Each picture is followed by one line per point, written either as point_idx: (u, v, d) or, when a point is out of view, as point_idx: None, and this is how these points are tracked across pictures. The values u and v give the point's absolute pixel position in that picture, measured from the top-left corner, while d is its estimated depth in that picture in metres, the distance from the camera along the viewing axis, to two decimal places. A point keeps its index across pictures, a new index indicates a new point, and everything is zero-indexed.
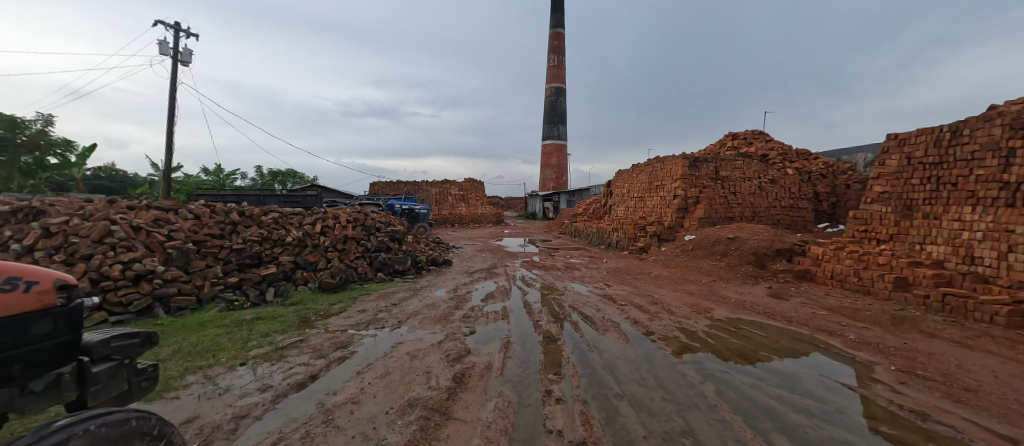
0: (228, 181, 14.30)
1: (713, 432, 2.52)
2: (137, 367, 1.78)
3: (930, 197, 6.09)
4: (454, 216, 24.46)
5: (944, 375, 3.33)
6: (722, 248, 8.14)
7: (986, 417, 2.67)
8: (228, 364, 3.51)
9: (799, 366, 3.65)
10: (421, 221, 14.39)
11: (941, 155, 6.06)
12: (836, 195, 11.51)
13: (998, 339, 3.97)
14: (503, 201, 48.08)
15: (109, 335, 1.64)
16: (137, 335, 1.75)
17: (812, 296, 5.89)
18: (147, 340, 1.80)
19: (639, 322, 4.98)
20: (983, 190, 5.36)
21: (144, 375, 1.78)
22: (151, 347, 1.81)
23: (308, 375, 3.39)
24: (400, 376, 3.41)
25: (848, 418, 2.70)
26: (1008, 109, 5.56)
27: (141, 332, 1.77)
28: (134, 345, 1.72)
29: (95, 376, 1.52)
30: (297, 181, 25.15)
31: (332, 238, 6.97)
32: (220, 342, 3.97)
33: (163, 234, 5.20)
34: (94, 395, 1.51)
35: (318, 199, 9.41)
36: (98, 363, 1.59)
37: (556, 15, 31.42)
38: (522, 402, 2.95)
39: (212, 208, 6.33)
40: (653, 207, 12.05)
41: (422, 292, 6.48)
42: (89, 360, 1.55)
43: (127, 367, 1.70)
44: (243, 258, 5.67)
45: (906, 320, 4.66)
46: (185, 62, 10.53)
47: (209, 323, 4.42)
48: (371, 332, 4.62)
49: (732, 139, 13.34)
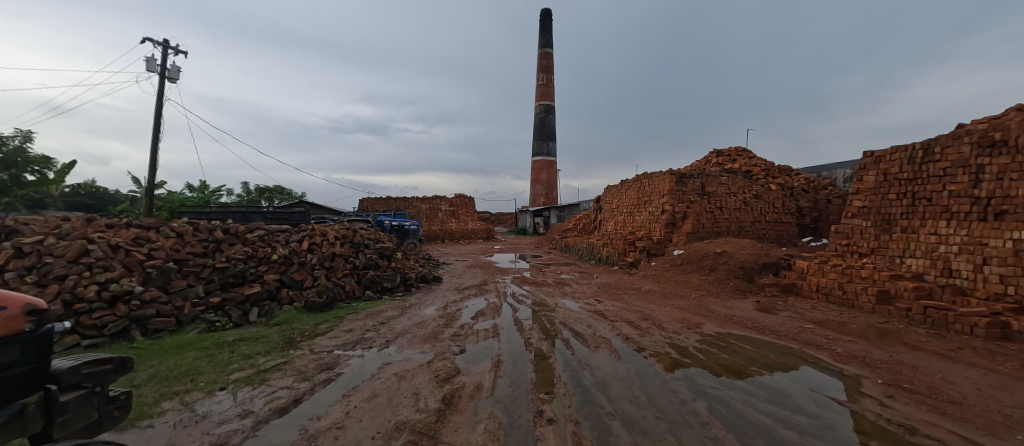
0: (214, 197, 13.98)
1: None
2: (109, 394, 1.70)
3: (907, 212, 6.28)
4: (443, 231, 24.30)
5: (929, 388, 3.38)
6: (711, 262, 8.21)
7: (971, 430, 2.70)
8: (207, 389, 3.37)
9: (788, 381, 3.66)
10: (411, 237, 14.30)
11: (915, 171, 6.27)
12: (818, 210, 11.83)
13: (978, 351, 4.05)
14: (494, 217, 48.10)
15: (80, 361, 1.57)
16: (109, 361, 1.69)
17: (800, 310, 5.95)
18: (120, 366, 1.74)
19: (631, 338, 4.96)
20: (956, 205, 5.56)
21: (116, 403, 1.71)
22: (123, 372, 1.75)
23: (291, 399, 3.28)
24: (387, 399, 3.31)
25: (839, 433, 2.70)
26: (975, 128, 5.82)
27: (115, 358, 1.71)
28: (106, 371, 1.66)
29: (62, 405, 1.43)
30: (284, 198, 24.80)
31: (319, 255, 6.85)
32: (200, 365, 3.82)
33: (143, 253, 5.06)
34: (61, 426, 1.42)
35: (306, 215, 9.24)
36: (68, 392, 1.51)
37: (544, 36, 32.18)
38: (513, 424, 2.89)
39: (195, 226, 6.20)
40: (643, 222, 12.18)
41: (411, 310, 6.36)
42: (57, 389, 1.46)
43: (99, 395, 1.63)
44: (225, 277, 5.52)
45: (890, 333, 4.74)
46: (173, 79, 10.42)
47: (188, 345, 4.26)
48: (359, 352, 4.52)
49: (716, 156, 13.71)
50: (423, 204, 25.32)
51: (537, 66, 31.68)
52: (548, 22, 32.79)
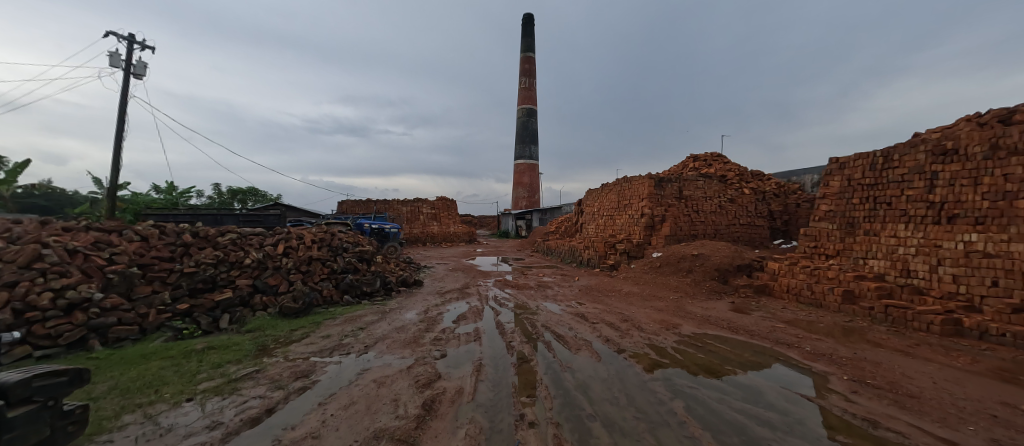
0: (182, 199, 13.38)
1: None
2: (63, 408, 1.61)
3: (869, 215, 6.60)
4: (424, 235, 24.04)
5: (890, 383, 3.55)
6: (688, 264, 8.41)
7: (929, 422, 2.86)
8: (173, 400, 3.21)
9: (761, 379, 3.78)
10: (391, 240, 14.08)
11: (876, 177, 6.60)
12: (788, 213, 12.33)
13: (934, 347, 4.30)
14: (476, 219, 47.94)
15: (32, 374, 1.48)
16: (63, 373, 1.61)
17: (771, 309, 6.18)
18: (77, 378, 1.65)
19: (611, 340, 5.02)
20: (913, 209, 5.90)
21: (71, 417, 1.62)
22: (80, 385, 1.66)
23: (264, 408, 3.16)
24: (365, 406, 3.23)
25: (808, 429, 2.80)
26: (929, 136, 6.19)
27: (70, 370, 1.63)
28: (60, 384, 1.57)
29: (11, 420, 1.32)
30: (258, 200, 24.06)
31: (295, 259, 6.65)
32: (165, 375, 3.64)
33: (104, 258, 4.78)
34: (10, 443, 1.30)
35: (282, 218, 8.96)
36: (18, 407, 1.42)
37: (526, 40, 32.42)
38: (494, 428, 2.87)
39: (161, 229, 5.92)
40: (622, 225, 12.39)
41: (391, 314, 6.25)
42: (5, 404, 1.36)
43: (52, 409, 1.55)
44: (194, 282, 5.29)
45: (855, 331, 4.97)
46: (140, 75, 9.96)
47: (153, 355, 4.05)
48: (336, 359, 4.41)
49: (693, 161, 14.11)
50: (404, 207, 24.95)
51: (520, 70, 31.89)
52: (531, 26, 33.07)
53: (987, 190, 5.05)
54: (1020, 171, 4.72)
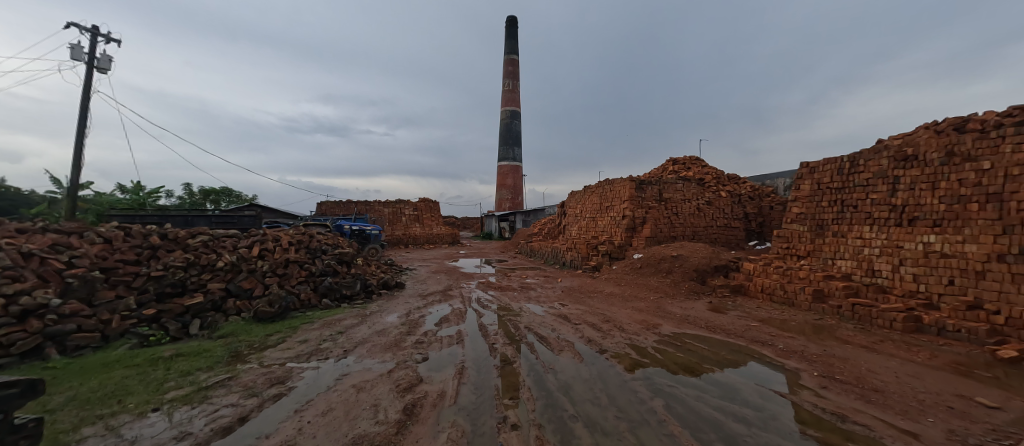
0: (150, 199, 12.78)
1: None
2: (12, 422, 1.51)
3: (837, 218, 6.89)
4: (406, 236, 23.74)
5: (857, 378, 3.71)
6: (668, 265, 8.58)
7: (892, 415, 2.99)
8: (137, 411, 3.04)
9: (737, 376, 3.89)
10: (372, 242, 13.85)
11: (843, 181, 6.91)
12: (762, 216, 12.77)
13: (897, 343, 4.52)
14: (459, 221, 47.75)
15: None
16: (14, 385, 1.52)
17: (747, 309, 6.37)
18: (29, 390, 1.56)
19: (593, 341, 5.06)
20: (877, 211, 6.20)
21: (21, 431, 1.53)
22: (34, 397, 1.57)
23: (236, 417, 3.04)
24: (344, 412, 3.16)
25: (781, 424, 2.89)
26: (891, 143, 6.52)
27: (21, 381, 1.54)
28: (10, 396, 1.48)
29: None
30: (232, 200, 23.24)
31: (271, 262, 6.45)
32: (129, 384, 3.46)
33: (62, 261, 4.52)
34: None
35: (257, 219, 8.68)
36: None
37: (510, 42, 32.53)
38: (476, 431, 2.84)
39: (127, 230, 5.64)
40: (605, 227, 12.56)
41: (372, 318, 6.13)
42: None
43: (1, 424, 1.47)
44: (162, 287, 5.07)
45: (825, 328, 5.18)
46: (105, 69, 9.50)
47: (117, 363, 3.84)
48: (313, 364, 4.29)
49: (673, 164, 14.45)
50: (386, 208, 24.55)
51: (503, 72, 31.95)
52: (514, 29, 33.25)
53: (943, 194, 5.35)
54: (974, 177, 5.03)
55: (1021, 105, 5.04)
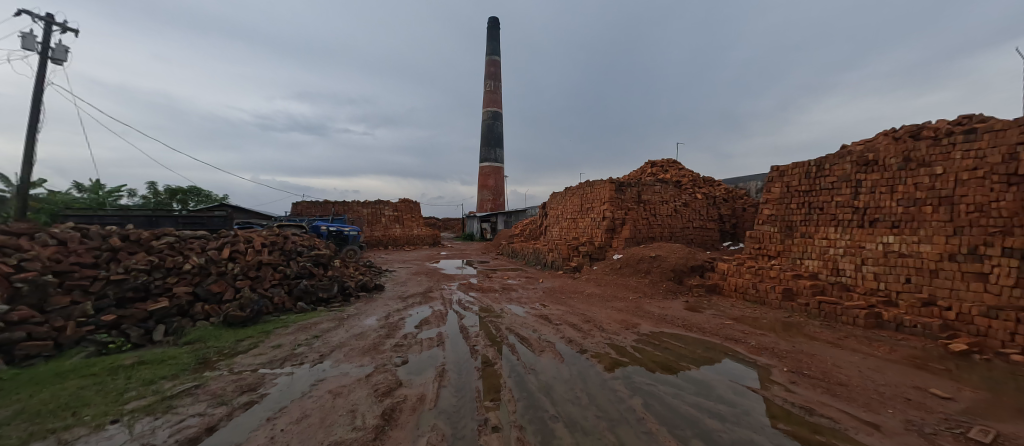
0: (109, 199, 12.05)
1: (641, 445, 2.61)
2: None
3: (805, 219, 7.20)
4: (386, 238, 23.38)
5: (823, 373, 3.89)
6: (646, 266, 8.76)
7: (855, 407, 3.14)
8: (94, 423, 2.86)
9: (712, 373, 4.00)
10: (351, 243, 13.56)
11: (810, 185, 7.23)
12: (736, 217, 13.23)
13: (859, 338, 4.77)
14: (441, 222, 47.37)
15: None
16: None
17: (721, 307, 6.58)
18: None
19: (574, 341, 5.11)
20: (841, 213, 6.52)
21: None
22: None
23: (204, 427, 2.90)
24: (319, 419, 3.07)
25: (754, 418, 2.99)
26: (854, 148, 6.86)
27: None
28: None
29: None
30: (200, 200, 22.22)
31: (243, 264, 6.21)
32: (86, 395, 3.25)
33: (10, 264, 4.21)
34: None
35: (228, 220, 8.35)
36: None
37: (492, 43, 32.52)
38: (457, 435, 2.81)
39: (83, 232, 5.31)
40: (585, 228, 12.72)
41: (350, 321, 6.00)
42: None
43: None
44: (123, 291, 4.80)
45: (793, 325, 5.40)
46: (60, 60, 8.94)
47: (71, 373, 3.60)
48: (287, 370, 4.15)
49: (651, 166, 14.78)
50: (365, 208, 24.03)
51: (486, 73, 31.94)
52: (496, 31, 33.30)
53: (901, 196, 5.67)
54: (928, 181, 5.36)
55: (969, 114, 5.40)
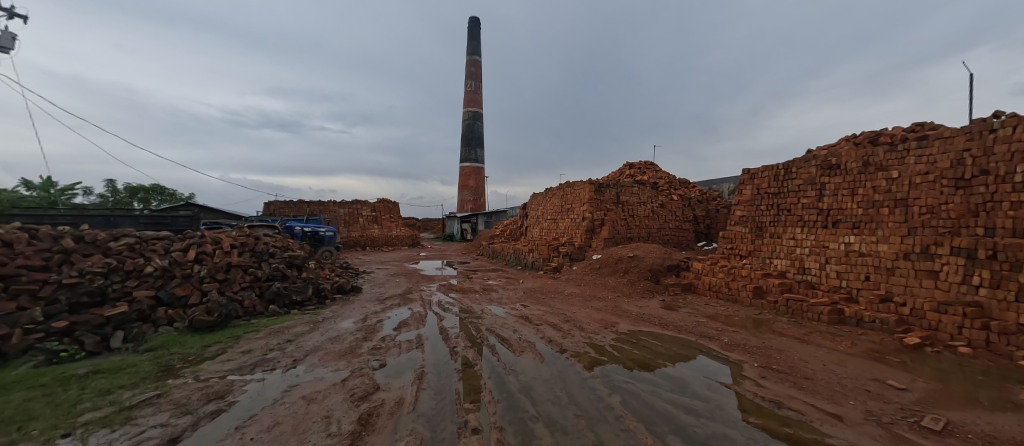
0: (60, 197, 11.23)
1: (619, 442, 2.65)
2: None
3: (773, 220, 7.51)
4: (364, 239, 22.90)
5: (791, 367, 4.06)
6: (625, 265, 8.92)
7: (821, 399, 3.30)
8: (42, 437, 2.66)
9: (688, 370, 4.11)
10: (327, 244, 13.21)
11: (779, 187, 7.54)
12: (710, 218, 13.67)
13: (823, 333, 5.01)
14: (422, 223, 46.79)
15: None
16: None
17: (695, 306, 6.77)
18: None
19: (554, 340, 5.15)
20: (807, 214, 6.84)
21: None
22: None
23: (166, 439, 2.75)
24: (292, 426, 2.97)
25: (726, 413, 3.09)
26: (819, 152, 7.21)
27: None
28: None
29: None
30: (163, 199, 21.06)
31: (210, 266, 5.95)
32: (33, 409, 3.02)
33: None
34: None
35: (194, 220, 7.97)
36: None
37: (472, 43, 32.39)
38: (436, 438, 2.77)
39: (31, 232, 4.94)
40: (565, 228, 12.85)
41: (326, 324, 5.84)
42: None
43: None
44: (77, 296, 4.50)
45: (763, 322, 5.62)
46: (6, 48, 8.31)
47: (17, 384, 3.34)
48: (258, 375, 4.00)
49: (630, 168, 15.09)
50: (343, 209, 23.43)
51: (467, 73, 31.83)
52: (478, 31, 33.26)
53: (861, 199, 5.99)
54: (885, 184, 5.69)
55: (921, 122, 5.77)
